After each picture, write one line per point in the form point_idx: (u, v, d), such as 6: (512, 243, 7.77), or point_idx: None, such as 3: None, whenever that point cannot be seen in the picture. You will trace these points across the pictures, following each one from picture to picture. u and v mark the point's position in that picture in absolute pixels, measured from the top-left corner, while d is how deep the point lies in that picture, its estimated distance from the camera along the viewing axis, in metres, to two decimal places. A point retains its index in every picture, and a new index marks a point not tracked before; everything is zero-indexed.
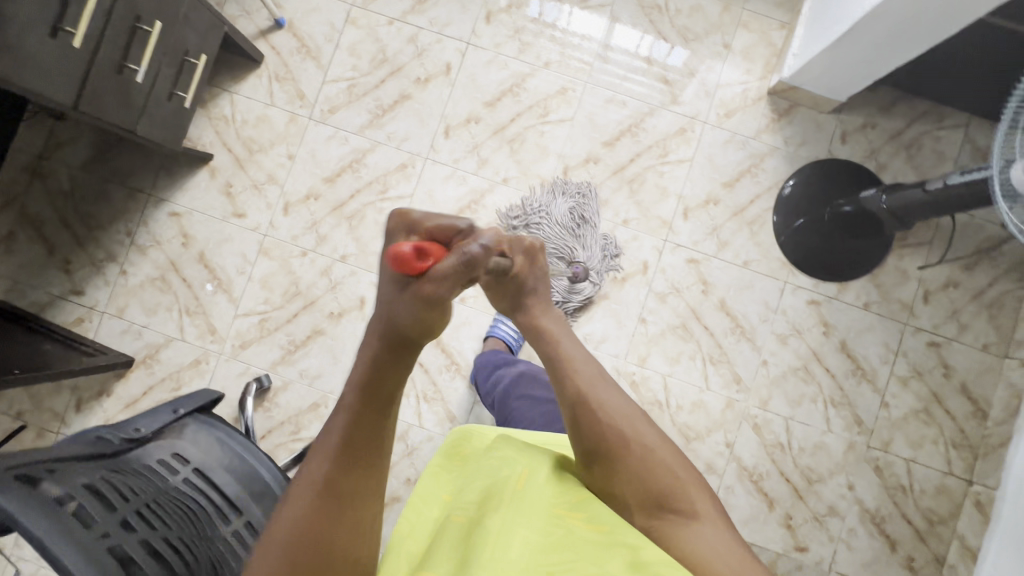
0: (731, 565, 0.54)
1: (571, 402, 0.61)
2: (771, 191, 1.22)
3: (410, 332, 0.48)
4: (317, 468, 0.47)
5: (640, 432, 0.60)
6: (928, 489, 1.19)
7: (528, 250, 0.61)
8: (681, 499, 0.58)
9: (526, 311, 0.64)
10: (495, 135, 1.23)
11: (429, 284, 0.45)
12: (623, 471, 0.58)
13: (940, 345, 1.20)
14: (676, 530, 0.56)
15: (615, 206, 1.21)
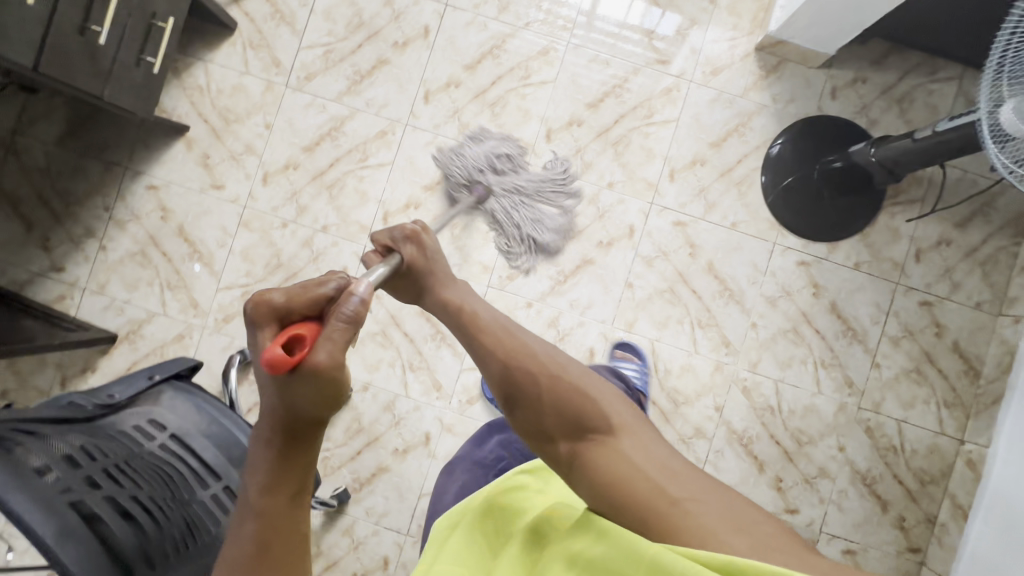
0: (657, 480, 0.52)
1: (485, 351, 0.62)
2: (759, 150, 1.19)
3: (307, 419, 0.42)
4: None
5: (551, 361, 0.60)
6: (919, 449, 1.18)
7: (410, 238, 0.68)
8: (598, 418, 0.57)
9: (432, 289, 0.68)
10: (476, 99, 1.20)
11: (315, 366, 0.39)
12: (539, 401, 0.58)
13: (933, 304, 1.19)
14: (595, 452, 0.55)
15: (600, 168, 1.19)
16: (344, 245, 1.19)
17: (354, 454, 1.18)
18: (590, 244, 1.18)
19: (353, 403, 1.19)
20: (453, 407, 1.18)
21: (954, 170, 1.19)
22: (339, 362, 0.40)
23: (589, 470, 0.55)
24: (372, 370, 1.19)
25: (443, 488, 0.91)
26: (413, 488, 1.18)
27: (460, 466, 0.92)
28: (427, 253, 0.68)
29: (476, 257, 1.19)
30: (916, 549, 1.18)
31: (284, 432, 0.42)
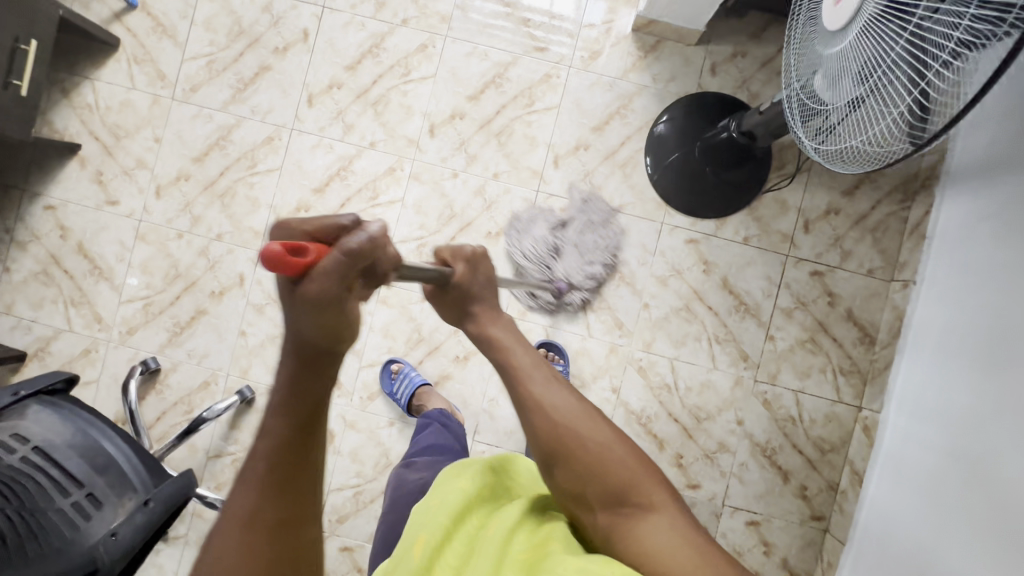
0: (687, 552, 0.58)
1: (527, 413, 0.66)
2: (641, 131, 1.20)
3: (319, 344, 0.42)
4: (247, 496, 0.45)
5: (592, 431, 0.64)
6: (818, 418, 1.19)
7: (467, 259, 0.66)
8: (636, 493, 0.62)
9: (473, 319, 0.69)
10: (358, 99, 1.21)
11: (314, 287, 0.38)
12: (579, 468, 0.62)
13: (824, 274, 1.19)
14: (633, 526, 0.60)
15: (485, 160, 1.20)
16: (239, 251, 1.21)
17: None
18: (480, 236, 1.20)
19: (257, 405, 1.21)
20: (355, 404, 1.21)
21: None
22: (336, 293, 0.39)
23: (629, 541, 0.59)
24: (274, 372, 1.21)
25: (403, 478, 0.86)
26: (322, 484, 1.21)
27: (422, 463, 0.88)
28: (477, 275, 0.66)
29: None
30: (819, 517, 1.19)
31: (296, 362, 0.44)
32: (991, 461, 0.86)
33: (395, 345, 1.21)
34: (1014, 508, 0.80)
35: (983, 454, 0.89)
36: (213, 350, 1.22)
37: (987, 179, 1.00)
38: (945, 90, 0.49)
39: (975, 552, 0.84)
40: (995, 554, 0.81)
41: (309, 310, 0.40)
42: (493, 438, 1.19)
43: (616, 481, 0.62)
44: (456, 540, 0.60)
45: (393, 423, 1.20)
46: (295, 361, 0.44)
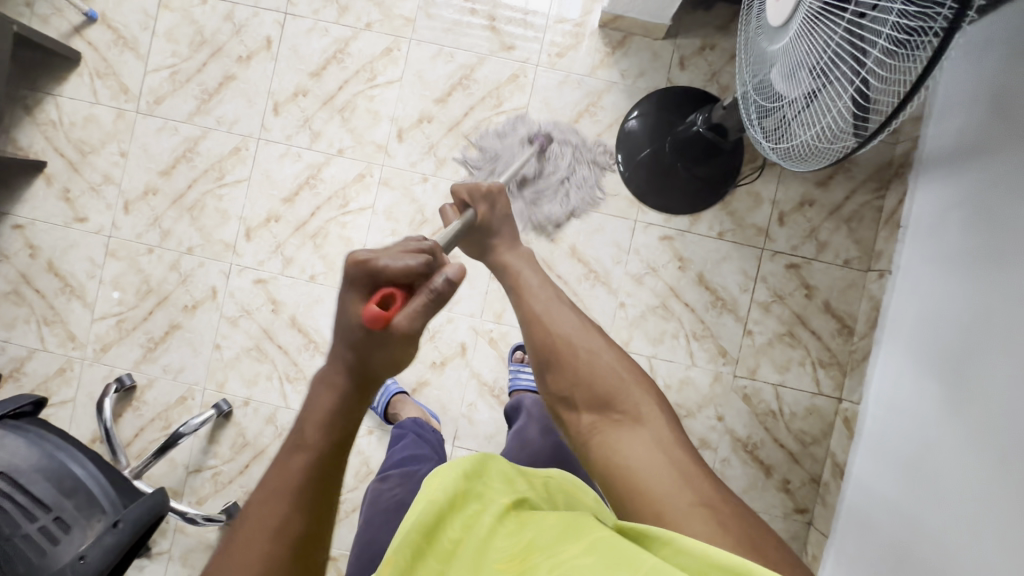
0: (660, 459, 0.60)
1: (525, 321, 0.73)
2: (612, 128, 1.18)
3: (377, 372, 0.53)
4: (276, 509, 0.48)
5: (587, 342, 0.69)
6: (798, 411, 1.19)
7: (486, 193, 0.81)
8: (623, 400, 0.65)
9: (493, 251, 0.81)
10: (325, 106, 1.20)
11: (402, 330, 0.50)
12: (570, 369, 0.68)
13: (800, 266, 1.18)
14: (614, 428, 0.64)
15: (454, 163, 1.19)
16: (210, 264, 1.20)
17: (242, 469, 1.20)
18: None
19: (235, 418, 1.20)
20: None
21: None
22: (418, 327, 0.51)
23: (603, 446, 0.63)
24: (251, 385, 1.20)
25: (379, 491, 0.85)
26: None
27: (398, 476, 0.86)
28: (495, 211, 0.81)
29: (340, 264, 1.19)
30: (803, 510, 1.19)
31: (348, 386, 0.52)
32: (969, 443, 0.86)
33: None
34: (997, 490, 0.79)
35: (962, 437, 0.88)
36: (189, 365, 1.21)
37: (957, 169, 1.01)
38: (889, 81, 0.48)
39: (961, 535, 0.83)
40: (980, 536, 0.80)
41: (391, 346, 0.51)
42: (473, 443, 1.19)
43: (604, 394, 0.66)
44: (433, 557, 0.47)
45: (372, 432, 1.20)
46: (347, 382, 0.52)
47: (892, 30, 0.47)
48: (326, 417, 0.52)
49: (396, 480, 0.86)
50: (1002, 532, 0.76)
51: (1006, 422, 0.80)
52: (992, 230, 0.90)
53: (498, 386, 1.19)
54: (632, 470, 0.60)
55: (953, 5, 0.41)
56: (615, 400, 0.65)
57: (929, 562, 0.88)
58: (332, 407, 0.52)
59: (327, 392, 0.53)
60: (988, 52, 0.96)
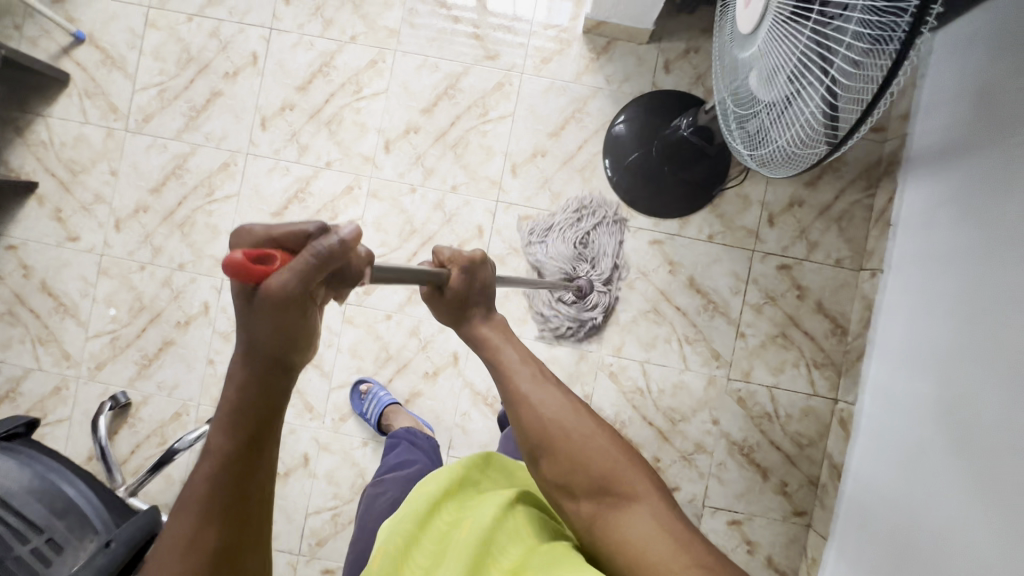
0: (668, 544, 0.53)
1: (509, 401, 0.61)
2: (599, 134, 1.18)
3: (275, 351, 0.40)
4: (184, 525, 0.40)
5: (582, 425, 0.59)
6: (794, 413, 1.18)
7: (466, 268, 0.61)
8: (628, 485, 0.57)
9: (468, 322, 0.64)
10: (312, 119, 1.20)
11: (274, 294, 0.36)
12: (570, 460, 0.58)
13: (792, 267, 1.17)
14: (624, 522, 0.55)
15: (442, 173, 1.19)
16: (202, 280, 1.21)
17: None
18: None
19: None
20: (328, 426, 1.20)
21: None
22: (299, 291, 0.37)
23: (609, 533, 0.55)
24: None
25: (373, 498, 0.83)
26: (299, 509, 1.20)
27: (393, 483, 0.84)
28: (477, 282, 0.63)
29: None
30: (801, 513, 1.18)
31: (251, 372, 0.40)
32: (963, 441, 0.85)
33: (364, 364, 1.20)
34: (993, 488, 0.78)
35: (956, 435, 0.87)
36: (183, 380, 1.21)
37: (945, 166, 1.00)
38: (855, 87, 0.49)
39: (959, 535, 0.82)
40: (978, 534, 0.79)
41: (264, 315, 0.38)
42: (468, 452, 1.18)
43: (598, 476, 0.57)
44: (427, 539, 0.53)
45: (366, 443, 1.20)
46: (248, 370, 0.40)
47: (854, 38, 0.47)
48: (232, 408, 0.41)
49: (393, 487, 0.84)
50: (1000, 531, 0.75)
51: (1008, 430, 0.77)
52: (980, 226, 0.90)
53: (492, 395, 1.18)
54: (644, 558, 0.52)
55: (912, 11, 0.41)
56: (612, 479, 0.57)
57: (925, 561, 0.87)
58: (236, 399, 0.41)
59: (231, 371, 0.41)
60: (973, 50, 0.96)
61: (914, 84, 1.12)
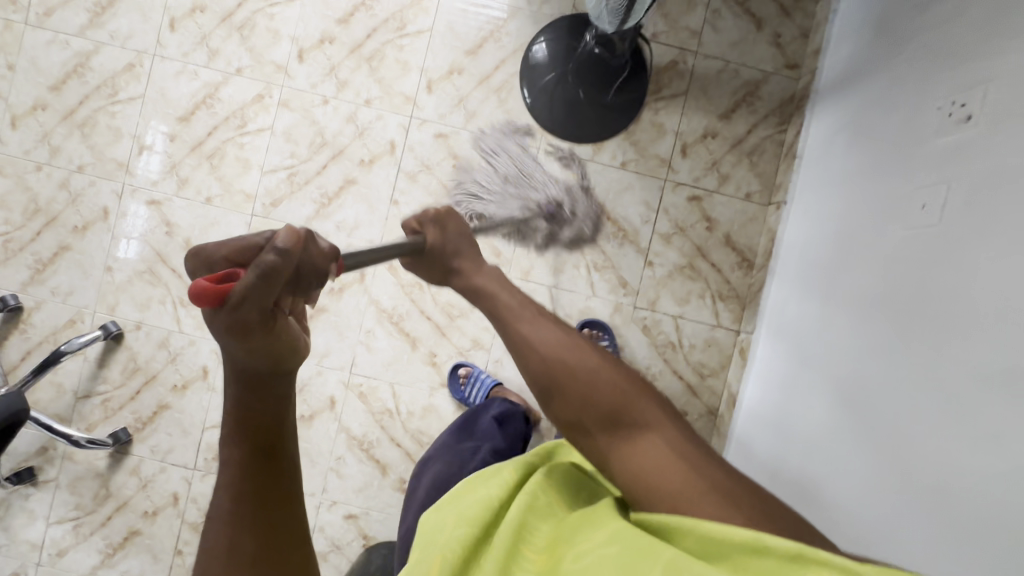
0: (682, 468, 0.45)
1: (512, 344, 0.54)
2: (517, 54, 1.17)
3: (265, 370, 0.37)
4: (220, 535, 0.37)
5: (582, 356, 0.52)
6: (697, 343, 1.19)
7: (439, 220, 0.64)
8: (634, 411, 0.49)
9: (458, 274, 0.63)
10: (223, 23, 1.16)
11: (234, 319, 0.33)
12: (574, 392, 0.50)
13: (701, 199, 1.18)
14: (630, 447, 0.48)
15: (356, 86, 1.16)
16: (102, 184, 1.17)
17: (134, 395, 1.18)
18: (353, 164, 1.17)
19: (126, 343, 1.17)
20: None
21: (716, 60, 1.18)
22: (258, 313, 0.34)
23: (626, 469, 0.47)
24: (143, 308, 1.17)
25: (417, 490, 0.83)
26: (196, 422, 1.18)
27: (437, 456, 0.86)
28: (451, 235, 0.65)
29: (237, 187, 1.17)
30: None
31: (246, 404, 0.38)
32: (840, 356, 0.88)
33: None
34: (860, 397, 0.81)
35: (837, 347, 0.89)
36: (79, 288, 1.17)
37: (847, 92, 1.01)
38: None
39: (829, 444, 0.85)
40: (846, 441, 0.82)
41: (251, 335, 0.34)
42: (371, 370, 1.18)
43: (603, 408, 0.49)
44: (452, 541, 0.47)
45: None
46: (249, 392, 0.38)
47: None
48: (234, 417, 0.38)
49: (432, 466, 0.85)
50: (862, 434, 0.79)
51: (899, 332, 0.76)
52: (876, 140, 0.88)
53: (398, 313, 1.18)
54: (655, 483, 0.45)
55: None
56: (610, 412, 0.49)
57: (806, 468, 0.90)
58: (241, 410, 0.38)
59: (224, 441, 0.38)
60: None
61: (826, 20, 1.13)
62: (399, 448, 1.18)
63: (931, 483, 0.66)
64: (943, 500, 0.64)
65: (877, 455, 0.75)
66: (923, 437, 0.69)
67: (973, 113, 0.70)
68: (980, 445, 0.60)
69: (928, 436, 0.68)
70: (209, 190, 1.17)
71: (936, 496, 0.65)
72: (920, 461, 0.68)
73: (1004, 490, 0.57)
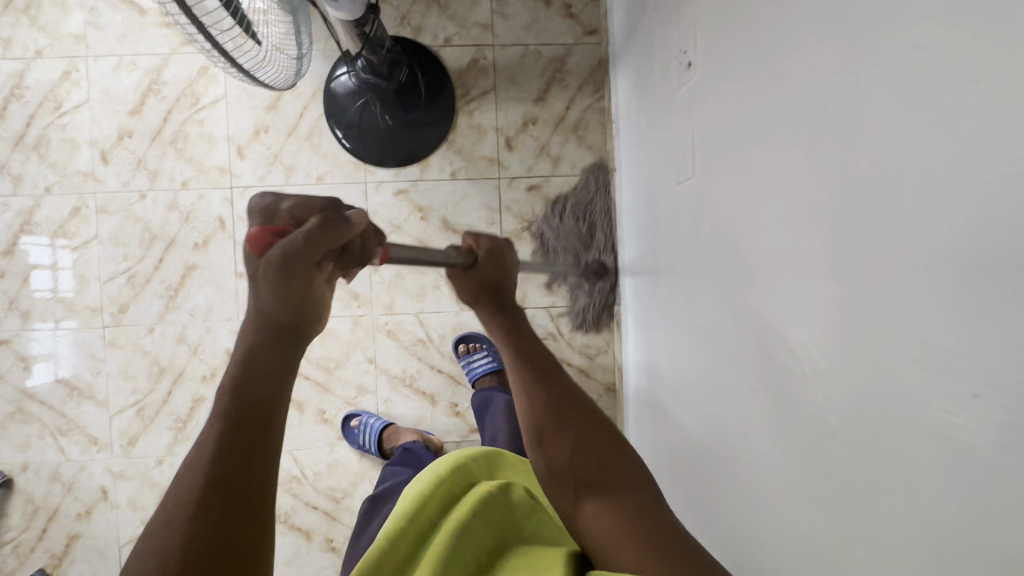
0: (627, 527, 0.46)
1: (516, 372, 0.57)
2: (317, 97, 1.15)
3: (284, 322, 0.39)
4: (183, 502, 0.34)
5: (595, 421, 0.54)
6: (577, 327, 1.19)
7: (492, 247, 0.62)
8: (613, 475, 0.50)
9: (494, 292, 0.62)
10: (17, 146, 1.14)
11: (283, 265, 0.36)
12: (575, 440, 0.53)
13: (540, 186, 1.18)
14: (599, 503, 0.49)
15: (168, 172, 1.15)
16: None
17: (41, 534, 1.16)
18: (188, 250, 1.15)
19: (17, 486, 1.16)
20: (117, 454, 1.16)
21: (516, 47, 1.16)
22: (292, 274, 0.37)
23: (587, 520, 0.48)
24: (24, 448, 1.16)
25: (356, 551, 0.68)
26: (110, 543, 1.17)
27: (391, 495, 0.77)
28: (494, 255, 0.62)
29: (81, 304, 1.15)
30: None
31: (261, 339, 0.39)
32: (677, 326, 0.83)
33: (138, 384, 1.16)
34: (696, 368, 0.75)
35: (673, 314, 0.84)
36: None
37: (628, 51, 1.01)
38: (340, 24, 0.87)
39: (681, 428, 0.81)
40: (693, 417, 0.76)
41: (284, 285, 0.37)
42: None
43: (594, 463, 0.51)
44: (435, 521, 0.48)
45: (162, 462, 1.16)
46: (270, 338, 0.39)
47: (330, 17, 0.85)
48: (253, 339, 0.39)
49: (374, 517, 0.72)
50: (695, 408, 0.76)
51: (701, 291, 0.72)
52: (652, 97, 0.87)
53: None
54: (598, 531, 0.47)
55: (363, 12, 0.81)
56: (598, 467, 0.51)
57: (674, 452, 0.84)
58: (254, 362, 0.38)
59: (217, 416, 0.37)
60: None
61: None
62: (317, 511, 1.18)
63: (727, 439, 0.65)
64: (758, 477, 0.58)
65: (712, 430, 0.70)
66: (733, 403, 0.63)
67: (692, 60, 0.71)
68: (767, 409, 0.56)
69: (736, 402, 0.63)
70: (54, 314, 1.15)
71: (755, 471, 0.59)
72: (737, 432, 0.63)
73: (764, 438, 0.57)
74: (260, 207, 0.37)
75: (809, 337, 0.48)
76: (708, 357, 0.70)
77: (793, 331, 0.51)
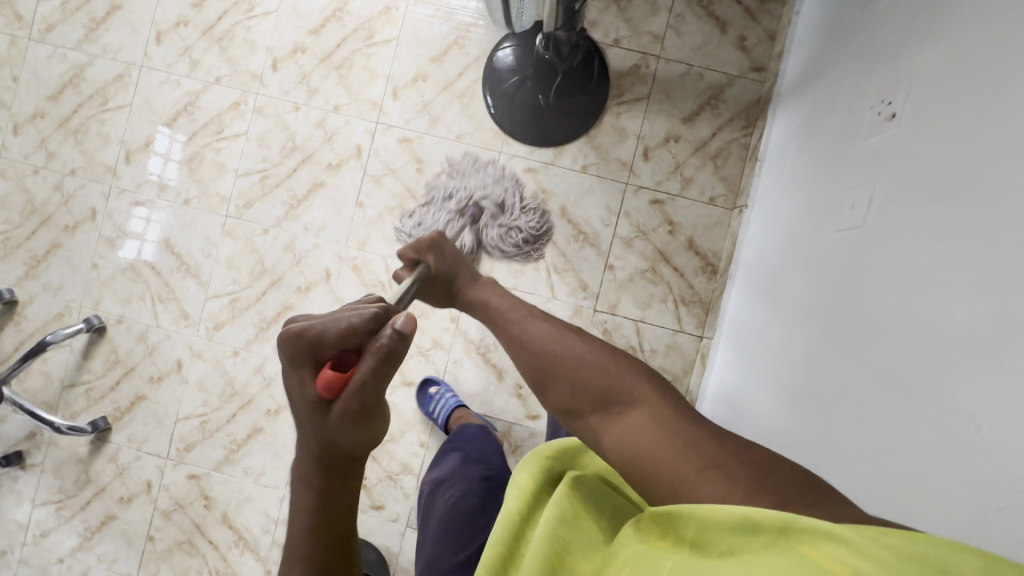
0: (666, 435, 0.42)
1: (507, 344, 0.57)
2: (480, 61, 1.19)
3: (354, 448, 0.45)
4: None
5: (581, 348, 0.52)
6: (658, 349, 1.17)
7: (432, 244, 0.69)
8: (620, 388, 0.47)
9: (458, 292, 0.66)
10: (205, 35, 1.23)
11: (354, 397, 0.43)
12: (568, 373, 0.50)
13: (664, 202, 1.17)
14: (617, 422, 0.46)
15: (325, 93, 1.21)
16: (91, 186, 1.25)
17: (113, 386, 1.24)
18: (321, 167, 1.22)
19: (108, 335, 1.24)
20: (202, 333, 1.23)
21: (680, 64, 1.17)
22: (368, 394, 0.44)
23: (613, 445, 0.45)
24: (124, 303, 1.24)
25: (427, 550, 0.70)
26: (170, 413, 1.23)
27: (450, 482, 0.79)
28: (449, 257, 0.69)
29: (213, 189, 1.23)
30: None
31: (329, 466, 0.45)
32: (792, 360, 0.82)
33: (240, 278, 1.23)
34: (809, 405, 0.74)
35: (789, 349, 0.83)
36: (68, 282, 1.25)
37: (804, 92, 0.99)
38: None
39: (774, 457, 0.81)
40: (793, 448, 0.76)
41: (351, 426, 0.44)
42: None
43: (594, 389, 0.48)
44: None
45: (237, 353, 1.22)
46: (322, 475, 0.45)
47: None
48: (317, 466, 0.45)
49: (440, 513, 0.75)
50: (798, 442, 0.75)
51: (841, 332, 0.71)
52: (825, 140, 0.87)
53: None
54: (630, 455, 0.44)
55: None
56: (605, 389, 0.48)
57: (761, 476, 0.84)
58: (318, 489, 0.45)
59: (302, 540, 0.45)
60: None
61: (791, 22, 1.12)
62: None
63: (841, 480, 0.64)
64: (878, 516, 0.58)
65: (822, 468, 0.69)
66: (861, 446, 0.62)
67: (895, 111, 0.69)
68: (912, 463, 0.55)
69: (865, 445, 0.62)
70: (187, 192, 1.23)
71: (873, 514, 0.58)
72: (858, 475, 0.62)
73: (909, 499, 0.54)
74: (305, 344, 0.44)
75: (1000, 413, 0.47)
76: (832, 399, 0.70)
77: (975, 402, 0.49)
